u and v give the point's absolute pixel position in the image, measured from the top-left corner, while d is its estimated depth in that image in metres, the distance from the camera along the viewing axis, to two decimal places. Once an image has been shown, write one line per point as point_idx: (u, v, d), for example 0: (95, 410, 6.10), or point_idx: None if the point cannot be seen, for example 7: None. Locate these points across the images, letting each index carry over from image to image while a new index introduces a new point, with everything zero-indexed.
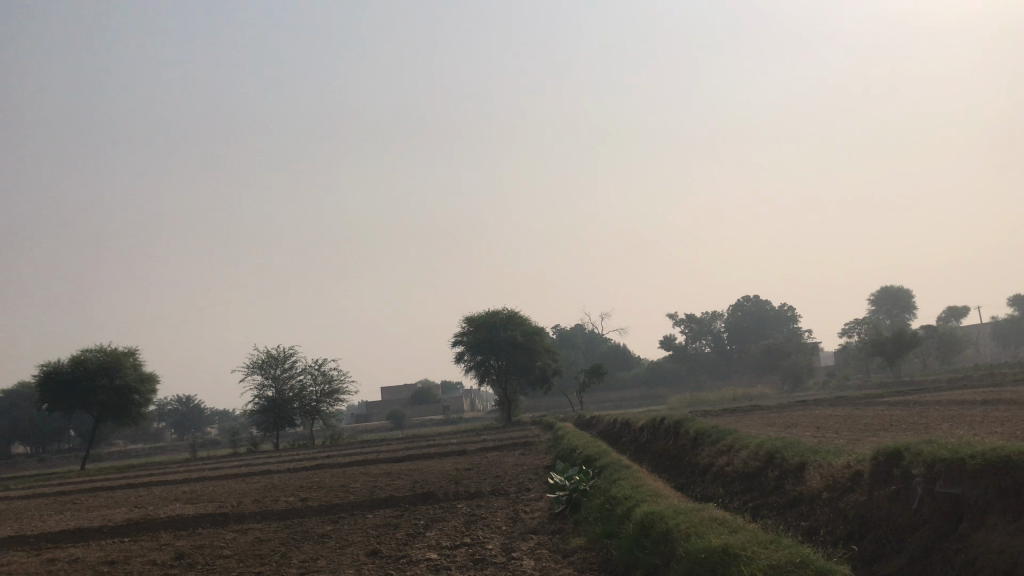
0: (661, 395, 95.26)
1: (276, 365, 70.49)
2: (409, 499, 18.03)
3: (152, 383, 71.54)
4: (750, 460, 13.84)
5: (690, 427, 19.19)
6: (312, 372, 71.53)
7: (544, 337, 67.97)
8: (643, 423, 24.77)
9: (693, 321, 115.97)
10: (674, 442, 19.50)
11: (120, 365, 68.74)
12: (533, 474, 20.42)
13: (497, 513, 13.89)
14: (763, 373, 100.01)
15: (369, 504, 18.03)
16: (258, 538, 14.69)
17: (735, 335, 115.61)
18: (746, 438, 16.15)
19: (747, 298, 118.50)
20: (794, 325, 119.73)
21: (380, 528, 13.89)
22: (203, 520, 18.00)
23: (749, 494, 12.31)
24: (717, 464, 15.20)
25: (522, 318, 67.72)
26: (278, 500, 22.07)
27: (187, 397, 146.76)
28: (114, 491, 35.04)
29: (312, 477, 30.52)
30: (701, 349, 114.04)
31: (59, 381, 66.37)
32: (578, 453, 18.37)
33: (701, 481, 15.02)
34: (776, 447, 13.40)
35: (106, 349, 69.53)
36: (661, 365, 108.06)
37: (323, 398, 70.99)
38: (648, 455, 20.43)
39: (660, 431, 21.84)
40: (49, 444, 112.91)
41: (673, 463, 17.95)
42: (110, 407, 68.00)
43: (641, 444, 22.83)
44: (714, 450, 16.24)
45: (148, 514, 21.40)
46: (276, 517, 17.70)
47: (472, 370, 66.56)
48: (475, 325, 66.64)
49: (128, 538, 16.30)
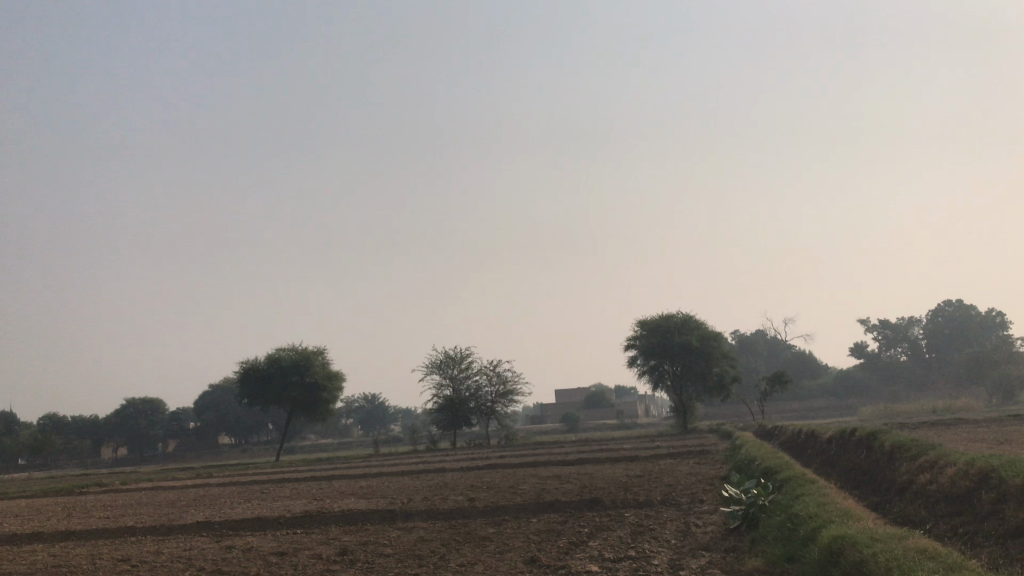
0: (850, 405, 89.61)
1: (452, 365, 72.14)
2: (575, 505, 17.38)
3: (339, 380, 75.11)
4: (958, 478, 12.16)
5: (885, 440, 17.37)
6: (487, 373, 72.59)
7: (721, 341, 65.44)
8: (831, 435, 22.89)
9: (886, 327, 108.39)
10: (867, 456, 17.71)
11: (310, 363, 72.63)
12: (707, 484, 19.25)
13: (666, 526, 12.95)
14: (967, 384, 91.78)
15: (533, 508, 17.56)
16: (420, 537, 14.53)
17: (934, 342, 106.95)
18: (953, 453, 14.29)
19: (948, 302, 109.30)
20: (1004, 332, 109.22)
21: (541, 534, 13.33)
22: (371, 517, 18.18)
23: (958, 519, 10.76)
24: (919, 480, 13.53)
25: (698, 322, 65.59)
26: (446, 499, 22.10)
27: (373, 395, 153.65)
28: (299, 483, 36.74)
29: (482, 478, 30.55)
30: (896, 357, 106.37)
31: (257, 377, 71.08)
32: (758, 464, 17.03)
33: (899, 500, 13.40)
34: (991, 465, 11.69)
35: (297, 348, 73.73)
36: (849, 374, 101.79)
37: (498, 399, 71.84)
38: (837, 470, 18.69)
39: (851, 443, 20.03)
40: (250, 436, 121.45)
41: (866, 478, 16.28)
42: (301, 402, 72.05)
43: (829, 457, 21.01)
44: (913, 466, 14.51)
45: (324, 507, 22.00)
46: (441, 516, 17.58)
47: (646, 375, 65.15)
48: (649, 329, 65.22)
49: (300, 530, 16.66)
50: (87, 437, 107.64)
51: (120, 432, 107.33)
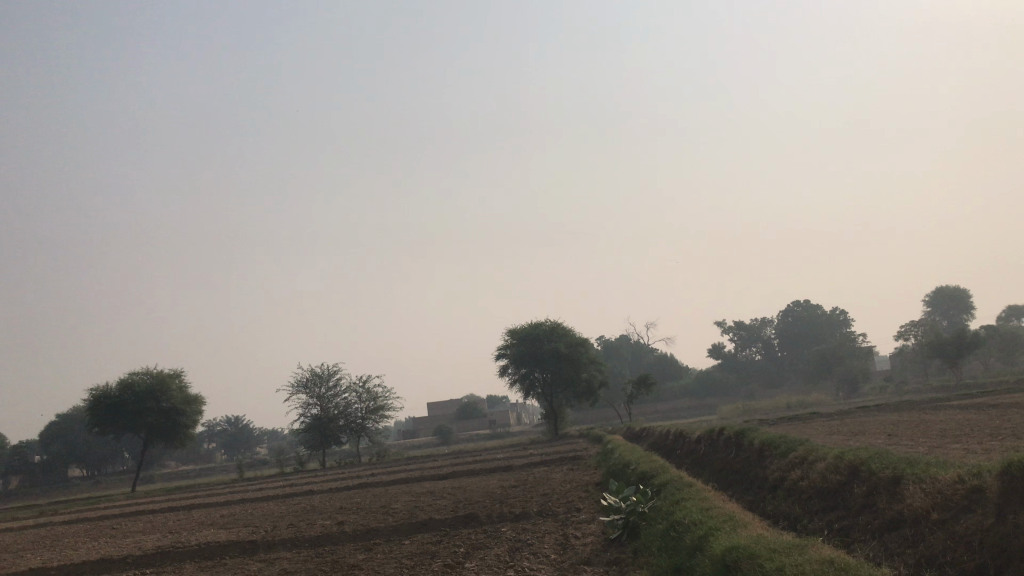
0: (711, 404, 92.98)
1: (320, 384, 69.88)
2: (450, 522, 16.70)
3: (198, 404, 71.31)
4: (830, 473, 12.25)
5: (753, 438, 17.59)
6: (357, 389, 70.77)
7: (589, 348, 66.34)
8: (700, 434, 23.22)
9: (741, 328, 113.42)
10: (737, 455, 17.91)
11: (167, 387, 68.61)
12: (583, 492, 18.98)
13: (544, 540, 12.47)
14: (817, 379, 97.02)
15: (406, 528, 16.73)
16: (282, 570, 13.43)
17: (785, 341, 112.66)
18: (821, 447, 14.53)
19: (796, 302, 115.46)
20: (847, 328, 116.36)
21: (414, 557, 12.57)
22: (228, 549, 16.86)
23: (833, 513, 10.78)
24: (790, 477, 13.66)
25: (567, 329, 66.24)
26: (313, 524, 20.95)
27: (236, 418, 147.62)
28: (154, 516, 34.34)
29: (352, 498, 29.35)
30: (751, 356, 111.38)
31: (107, 404, 66.54)
32: (633, 469, 16.89)
33: (773, 498, 13.45)
34: (860, 458, 11.84)
35: (152, 371, 69.50)
36: (710, 374, 105.73)
37: (368, 416, 70.13)
38: (708, 470, 18.83)
39: (720, 442, 20.28)
40: (103, 467, 114.02)
41: (737, 477, 16.40)
42: (157, 430, 67.95)
43: (700, 457, 21.25)
44: (785, 462, 14.63)
45: (180, 541, 20.37)
46: (308, 544, 16.48)
47: (517, 383, 65.21)
48: (518, 337, 65.32)
49: (148, 571, 15.15)
50: None
51: None
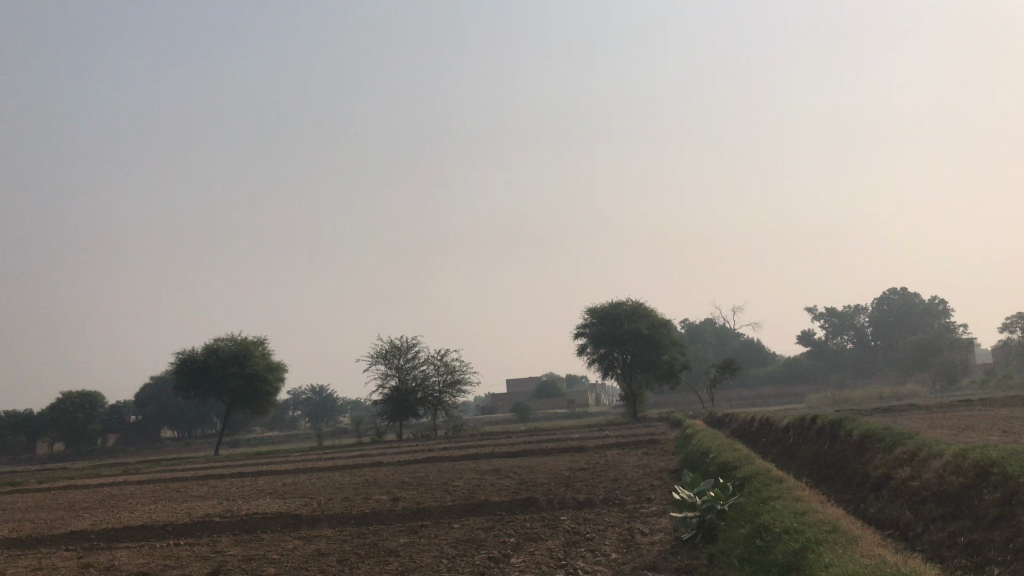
0: (797, 392, 89.33)
1: (398, 355, 69.58)
2: (506, 506, 15.29)
3: (280, 371, 71.96)
4: (948, 474, 10.32)
5: (852, 428, 15.61)
6: (435, 362, 70.13)
7: (672, 329, 64.03)
8: (789, 423, 21.21)
9: (832, 315, 108.71)
10: (832, 446, 15.95)
11: (251, 353, 69.44)
12: (657, 480, 17.35)
13: (606, 535, 10.89)
14: (912, 370, 92.06)
15: (458, 510, 15.36)
16: (316, 550, 12.20)
17: (879, 330, 107.49)
18: (935, 442, 12.48)
19: (892, 290, 110.12)
20: (947, 318, 110.30)
21: (457, 546, 11.18)
22: (270, 522, 15.80)
23: (956, 523, 8.93)
24: (896, 477, 11.72)
25: (649, 309, 64.11)
26: (369, 499, 19.90)
27: (321, 387, 150.35)
28: (223, 480, 34.15)
29: (416, 473, 28.35)
30: (842, 344, 106.77)
31: (194, 367, 67.70)
32: (711, 458, 15.10)
33: (876, 499, 11.58)
34: (988, 457, 9.89)
35: (237, 337, 70.39)
36: (798, 361, 101.76)
37: (445, 389, 69.48)
38: (798, 464, 16.91)
39: (812, 431, 18.27)
40: (194, 429, 117.49)
41: (832, 473, 14.48)
42: (241, 395, 68.82)
43: (787, 448, 19.29)
44: (890, 457, 12.66)
45: (231, 510, 19.57)
46: (354, 521, 15.32)
47: (596, 364, 63.40)
48: (598, 317, 63.55)
49: (182, 541, 14.12)
50: (20, 432, 102.70)
51: (54, 427, 102.60)
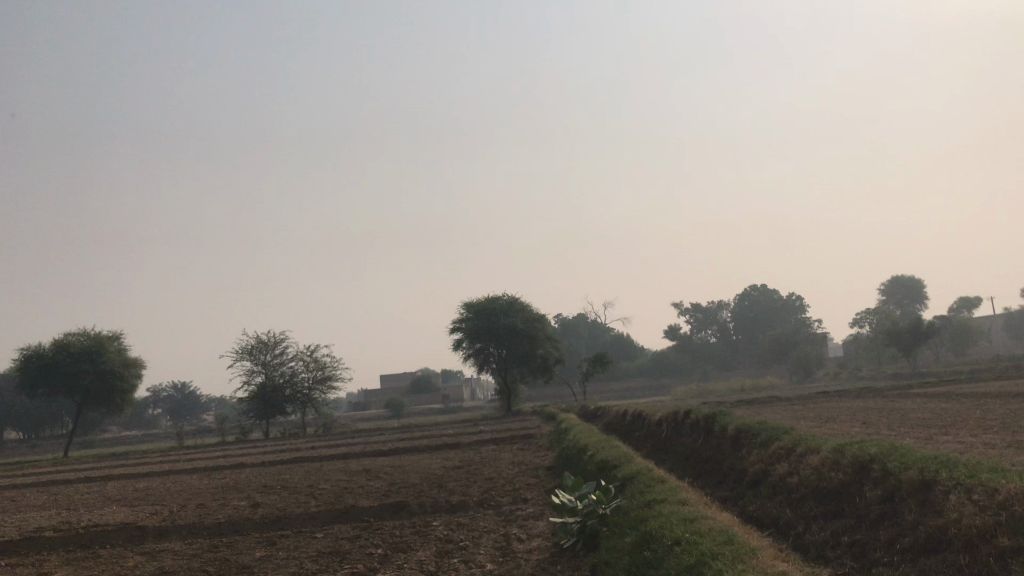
0: (665, 385, 91.82)
1: (265, 351, 66.83)
2: (376, 511, 14.39)
3: (137, 368, 67.85)
4: (827, 470, 10.16)
5: (726, 423, 15.55)
6: (304, 358, 67.83)
7: (546, 324, 64.26)
8: (662, 416, 21.18)
9: (698, 310, 112.40)
10: (707, 442, 15.86)
11: (105, 349, 65.16)
12: (533, 478, 16.82)
13: (481, 543, 10.20)
14: (771, 363, 96.24)
15: (323, 518, 14.32)
16: (161, 568, 10.96)
17: (741, 324, 111.96)
18: (809, 436, 12.43)
19: (753, 286, 114.90)
20: (803, 314, 116.08)
21: (319, 559, 10.24)
22: (110, 536, 14.26)
23: (839, 521, 8.69)
24: (774, 474, 11.59)
25: (524, 304, 64.10)
26: (226, 505, 18.50)
27: (183, 384, 143.78)
28: (68, 487, 31.54)
29: (280, 474, 26.97)
30: (706, 338, 110.57)
31: (40, 364, 62.81)
32: (588, 456, 14.70)
33: (754, 496, 11.39)
34: (865, 452, 9.80)
35: (89, 332, 65.85)
36: (665, 355, 104.69)
37: (315, 385, 67.32)
38: (673, 461, 16.76)
39: (685, 426, 18.21)
40: (42, 430, 109.77)
41: (708, 470, 14.32)
42: (93, 393, 64.41)
43: (661, 442, 19.21)
44: (766, 452, 12.56)
45: (69, 522, 17.75)
46: (207, 532, 14.01)
47: (471, 358, 62.85)
48: (473, 311, 63.02)
49: (5, 562, 12.49)
50: None
51: None
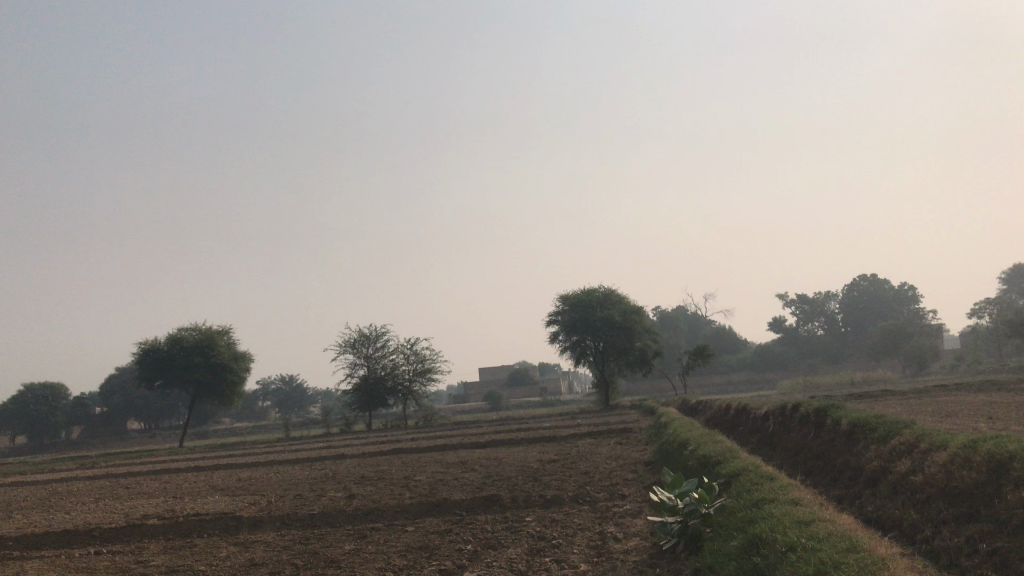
0: (769, 379, 89.04)
1: (367, 344, 67.93)
2: (468, 505, 14.03)
3: (246, 361, 70.08)
4: (957, 469, 9.19)
5: (839, 417, 14.51)
6: (405, 351, 68.65)
7: (644, 316, 63.08)
8: (768, 410, 20.13)
9: (803, 301, 108.62)
10: (817, 437, 14.86)
11: (216, 343, 67.54)
12: (631, 473, 16.16)
13: (576, 541, 9.64)
14: (882, 357, 92.07)
15: (414, 511, 14.05)
16: (253, 559, 10.86)
17: (849, 316, 107.55)
18: (933, 432, 11.38)
19: (862, 276, 110.26)
20: (916, 305, 110.61)
21: (408, 554, 9.90)
22: (206, 526, 14.35)
23: (973, 526, 7.77)
24: (895, 472, 10.61)
25: (621, 296, 63.07)
26: (322, 496, 18.53)
27: (290, 376, 148.43)
28: (179, 475, 32.58)
29: (378, 466, 27.05)
30: (812, 330, 106.73)
31: (156, 357, 65.59)
32: (689, 452, 13.92)
33: (873, 496, 10.45)
34: (1003, 449, 8.79)
35: (201, 327, 68.36)
36: (769, 347, 101.59)
37: (415, 378, 68.07)
38: (781, 457, 15.79)
39: (794, 420, 17.18)
40: (161, 421, 115.12)
41: (820, 466, 13.37)
42: (205, 385, 66.87)
43: (768, 437, 18.21)
44: (885, 449, 11.57)
45: (173, 510, 18.10)
46: (300, 524, 13.93)
47: (568, 351, 62.29)
48: (570, 304, 62.42)
49: (106, 550, 12.65)
50: None
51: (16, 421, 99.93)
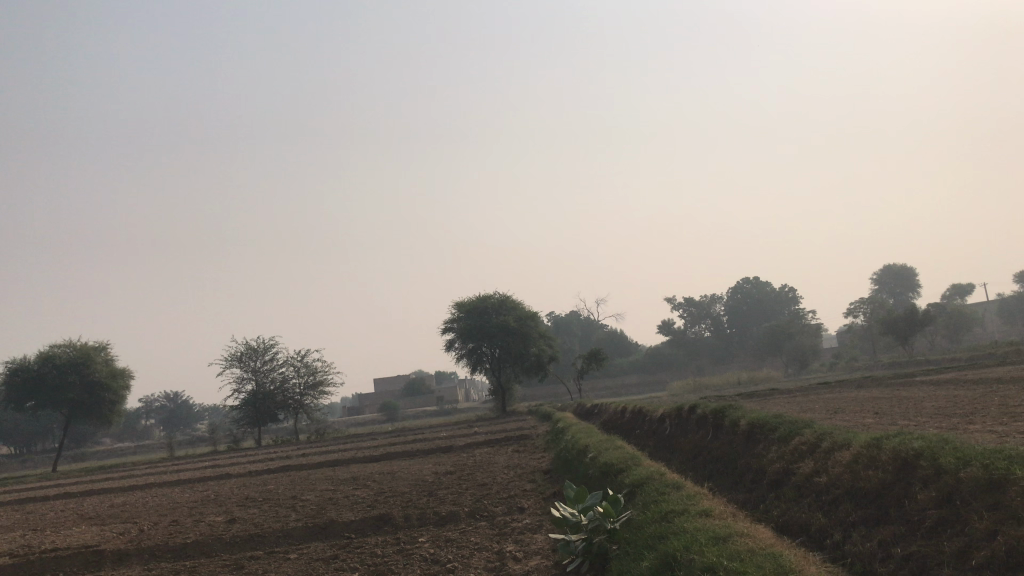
0: (660, 380, 90.72)
1: (255, 357, 65.35)
2: (358, 526, 13.09)
3: (125, 378, 66.29)
4: (863, 467, 8.96)
5: (737, 418, 14.33)
6: (295, 363, 66.42)
7: (539, 321, 63.01)
8: (665, 413, 19.95)
9: (691, 304, 111.46)
10: (716, 439, 14.64)
11: (91, 361, 63.58)
12: (529, 483, 15.56)
13: (473, 563, 8.92)
14: (766, 356, 95.20)
15: (299, 535, 13.01)
16: None
17: (735, 318, 110.94)
18: (833, 430, 11.22)
19: (746, 279, 113.98)
20: (796, 305, 115.14)
21: None
22: (64, 563, 12.90)
23: (885, 529, 7.46)
24: (798, 473, 10.38)
25: (516, 302, 62.84)
26: (201, 522, 17.17)
27: (175, 393, 142.22)
28: (46, 503, 30.14)
29: (265, 485, 25.64)
30: (700, 332, 109.63)
31: (24, 377, 61.16)
32: (589, 459, 13.41)
33: (778, 499, 10.18)
34: (907, 446, 8.60)
35: (75, 343, 64.24)
36: (660, 350, 103.61)
37: (306, 391, 65.94)
38: (680, 460, 15.52)
39: (691, 422, 16.99)
40: (32, 444, 107.96)
41: (721, 469, 13.12)
42: (80, 406, 62.82)
43: (666, 439, 17.98)
44: (787, 450, 11.37)
45: (29, 545, 16.36)
46: (170, 556, 12.64)
47: (464, 359, 61.54)
48: (465, 311, 61.71)
49: None
50: None
51: None
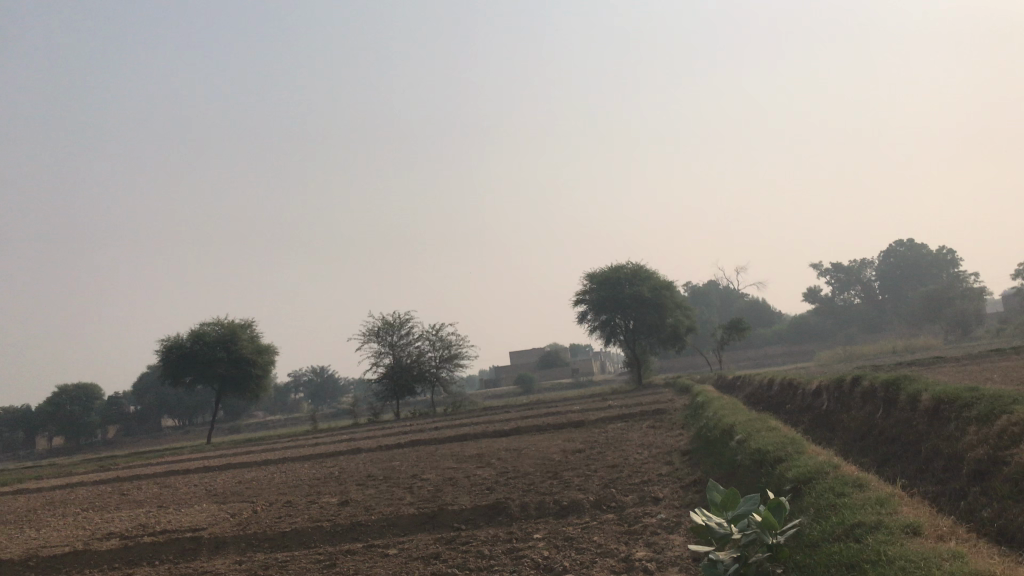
0: (805, 350, 85.90)
1: (391, 331, 65.78)
2: (468, 516, 11.60)
3: (270, 354, 68.25)
4: None
5: (916, 392, 11.92)
6: (430, 338, 66.47)
7: (675, 291, 60.29)
8: (821, 384, 17.50)
9: (839, 270, 105.01)
10: (888, 418, 12.27)
11: (239, 337, 65.75)
12: (665, 467, 13.65)
13: None
14: (923, 322, 88.28)
15: (404, 525, 11.67)
16: None
17: (888, 284, 103.73)
18: None
19: (899, 241, 106.40)
20: (957, 268, 106.50)
21: None
22: (163, 551, 12.10)
23: None
24: (1010, 465, 8.05)
25: (650, 271, 60.31)
26: (314, 503, 16.25)
27: (322, 367, 147.24)
28: (186, 477, 30.60)
29: (389, 462, 24.80)
30: (849, 300, 103.14)
31: (179, 354, 63.79)
32: (734, 444, 11.38)
33: (987, 497, 7.91)
34: None
35: (223, 321, 66.55)
36: (805, 318, 98.15)
37: (442, 364, 65.90)
38: (843, 441, 13.25)
39: (855, 396, 14.60)
40: (194, 416, 114.04)
41: (899, 456, 10.83)
42: (231, 381, 65.02)
43: (825, 416, 15.59)
44: (991, 432, 9.01)
45: (144, 525, 15.84)
46: (266, 547, 11.62)
47: (597, 331, 59.76)
48: (597, 282, 59.79)
49: None
50: (19, 429, 99.31)
51: (55, 421, 97.97)
